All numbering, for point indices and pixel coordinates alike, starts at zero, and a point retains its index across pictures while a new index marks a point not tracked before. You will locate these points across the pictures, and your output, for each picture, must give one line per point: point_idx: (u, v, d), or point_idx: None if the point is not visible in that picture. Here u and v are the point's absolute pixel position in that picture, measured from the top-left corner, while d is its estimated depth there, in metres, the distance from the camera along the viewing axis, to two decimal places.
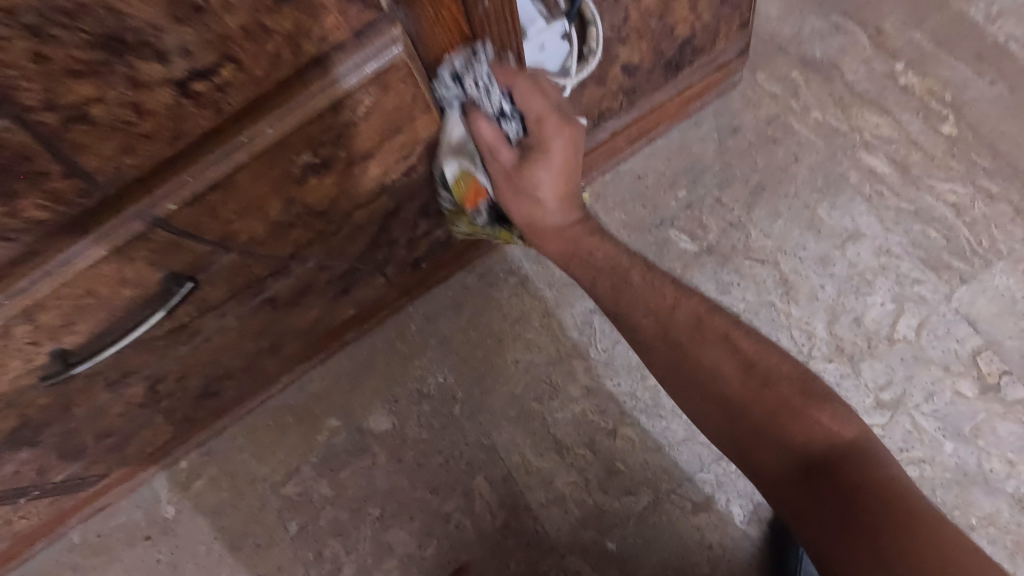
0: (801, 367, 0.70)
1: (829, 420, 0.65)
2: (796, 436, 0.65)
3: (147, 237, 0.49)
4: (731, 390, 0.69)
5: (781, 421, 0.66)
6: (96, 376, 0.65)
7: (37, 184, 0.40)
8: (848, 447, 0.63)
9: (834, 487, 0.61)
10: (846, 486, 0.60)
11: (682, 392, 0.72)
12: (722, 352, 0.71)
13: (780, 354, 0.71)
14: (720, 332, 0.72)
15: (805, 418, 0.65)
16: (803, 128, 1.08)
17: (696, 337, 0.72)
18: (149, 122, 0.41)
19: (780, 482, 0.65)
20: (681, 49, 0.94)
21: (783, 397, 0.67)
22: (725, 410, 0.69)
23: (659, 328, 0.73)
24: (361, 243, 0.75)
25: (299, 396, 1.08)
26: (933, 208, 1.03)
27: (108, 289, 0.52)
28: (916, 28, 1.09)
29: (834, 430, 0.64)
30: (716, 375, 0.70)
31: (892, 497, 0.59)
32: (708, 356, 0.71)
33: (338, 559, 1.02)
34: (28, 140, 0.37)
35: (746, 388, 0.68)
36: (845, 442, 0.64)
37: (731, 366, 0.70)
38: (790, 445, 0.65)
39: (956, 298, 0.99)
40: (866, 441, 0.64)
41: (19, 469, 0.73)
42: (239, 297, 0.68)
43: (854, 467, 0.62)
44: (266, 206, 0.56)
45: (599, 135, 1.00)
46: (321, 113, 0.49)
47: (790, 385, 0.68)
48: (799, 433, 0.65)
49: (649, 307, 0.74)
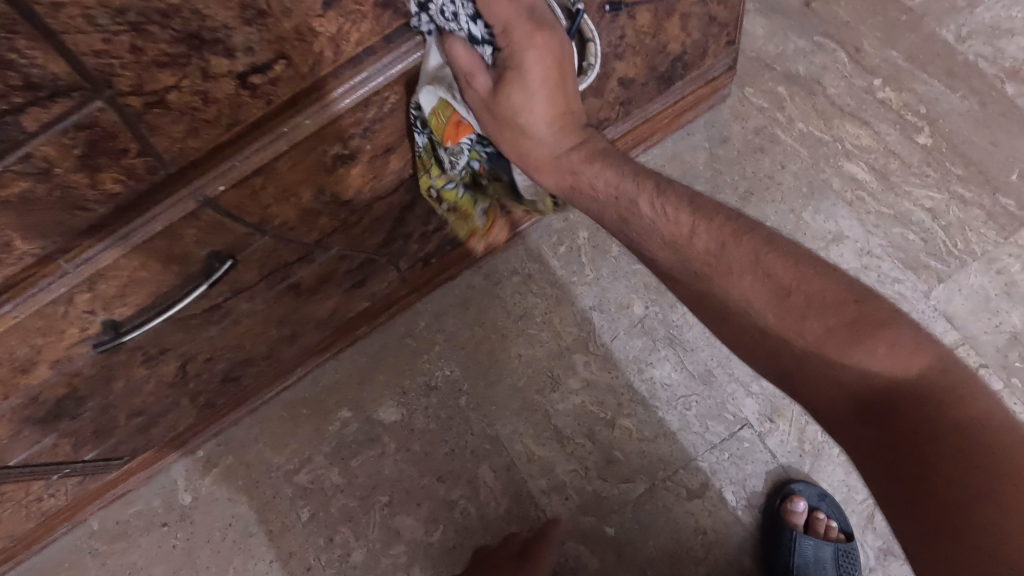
0: (845, 277, 0.56)
1: (890, 349, 0.52)
2: (848, 374, 0.53)
3: (197, 216, 0.56)
4: (767, 323, 0.56)
5: (825, 360, 0.54)
6: (136, 351, 0.71)
7: (116, 160, 0.47)
8: (916, 379, 0.51)
9: (888, 429, 0.52)
10: (910, 432, 0.51)
11: (714, 322, 0.62)
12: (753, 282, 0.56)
13: (819, 261, 0.57)
14: (750, 252, 0.57)
15: (860, 353, 0.52)
16: (789, 138, 1.16)
17: (721, 267, 0.58)
18: (212, 109, 0.48)
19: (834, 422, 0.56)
20: (673, 64, 1.02)
21: (831, 328, 0.53)
22: (764, 351, 0.58)
23: (678, 257, 0.60)
24: (378, 235, 0.82)
25: (312, 389, 1.14)
26: (911, 212, 1.10)
27: (158, 263, 0.59)
28: (892, 47, 1.18)
29: (896, 366, 0.51)
30: (746, 312, 0.58)
31: (969, 444, 0.49)
32: (737, 284, 0.57)
33: (348, 544, 1.07)
34: (115, 119, 0.44)
35: (784, 322, 0.55)
36: (909, 383, 0.51)
37: (766, 295, 0.56)
38: (843, 383, 0.54)
39: (934, 296, 1.06)
40: (941, 370, 0.51)
41: (57, 442, 0.78)
42: (267, 280, 0.74)
43: (925, 407, 0.50)
44: (299, 192, 0.62)
45: None
46: (353, 107, 0.56)
47: (842, 309, 0.54)
48: (853, 374, 0.53)
49: (664, 240, 0.61)
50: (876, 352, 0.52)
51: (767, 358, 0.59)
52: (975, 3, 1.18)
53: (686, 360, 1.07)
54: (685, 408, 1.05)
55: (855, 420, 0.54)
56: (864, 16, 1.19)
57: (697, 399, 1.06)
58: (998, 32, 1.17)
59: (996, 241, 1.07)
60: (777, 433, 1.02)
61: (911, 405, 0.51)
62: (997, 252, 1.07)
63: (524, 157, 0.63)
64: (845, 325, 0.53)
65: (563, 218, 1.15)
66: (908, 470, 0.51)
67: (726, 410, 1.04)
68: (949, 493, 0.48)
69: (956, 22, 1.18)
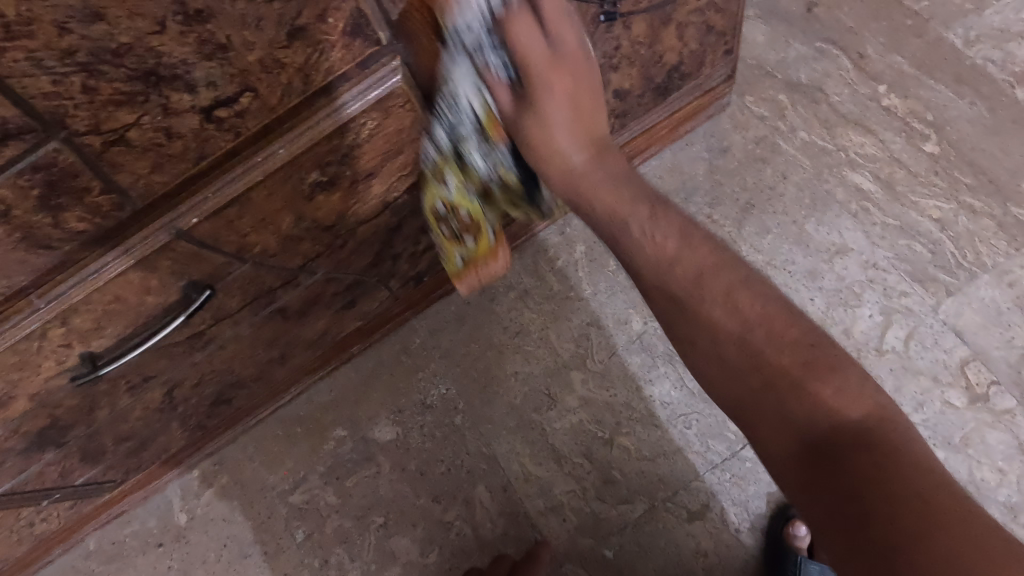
0: (809, 320, 0.56)
1: (840, 391, 0.51)
2: (805, 410, 0.51)
3: (171, 248, 0.55)
4: (730, 355, 0.55)
5: (781, 395, 0.52)
6: (119, 380, 0.70)
7: (79, 199, 0.46)
8: (864, 424, 0.50)
9: (843, 478, 0.47)
10: (862, 479, 0.46)
11: (675, 345, 0.60)
12: (719, 311, 0.55)
13: (783, 300, 0.56)
14: (722, 283, 0.56)
15: (812, 390, 0.51)
16: (790, 148, 1.13)
17: (697, 292, 0.56)
18: (177, 144, 0.47)
19: (784, 462, 0.52)
20: (669, 75, 0.99)
21: (794, 362, 0.53)
22: (716, 384, 0.56)
23: (659, 279, 0.58)
24: (366, 257, 0.80)
25: (307, 407, 1.13)
26: (918, 223, 1.06)
27: (134, 296, 0.58)
28: (897, 53, 1.15)
29: (844, 408, 0.50)
30: (713, 335, 0.55)
31: (913, 477, 0.46)
32: (703, 314, 0.56)
33: (343, 565, 1.05)
34: (74, 158, 0.43)
35: (758, 349, 0.54)
36: (854, 424, 0.50)
37: (732, 327, 0.55)
38: (794, 424, 0.51)
39: (943, 310, 1.02)
40: (882, 419, 0.50)
41: (44, 470, 0.78)
42: (252, 306, 0.73)
43: (873, 453, 0.47)
44: (278, 220, 0.61)
45: None
46: (329, 134, 0.55)
47: (799, 348, 0.53)
48: (803, 410, 0.51)
49: (650, 256, 0.58)
50: (831, 392, 0.51)
51: (720, 392, 0.57)
52: (983, 5, 1.15)
53: (685, 377, 1.05)
54: (685, 426, 1.03)
55: (801, 461, 0.51)
56: (868, 20, 1.16)
57: (697, 417, 1.03)
58: (1007, 36, 1.14)
59: (1007, 252, 1.04)
60: None
61: (857, 443, 0.48)
62: (1009, 264, 1.03)
63: (538, 153, 0.59)
64: (798, 365, 0.52)
65: (560, 232, 1.13)
66: (874, 539, 0.44)
67: (727, 428, 1.02)
68: (918, 553, 0.42)
69: (963, 26, 1.14)
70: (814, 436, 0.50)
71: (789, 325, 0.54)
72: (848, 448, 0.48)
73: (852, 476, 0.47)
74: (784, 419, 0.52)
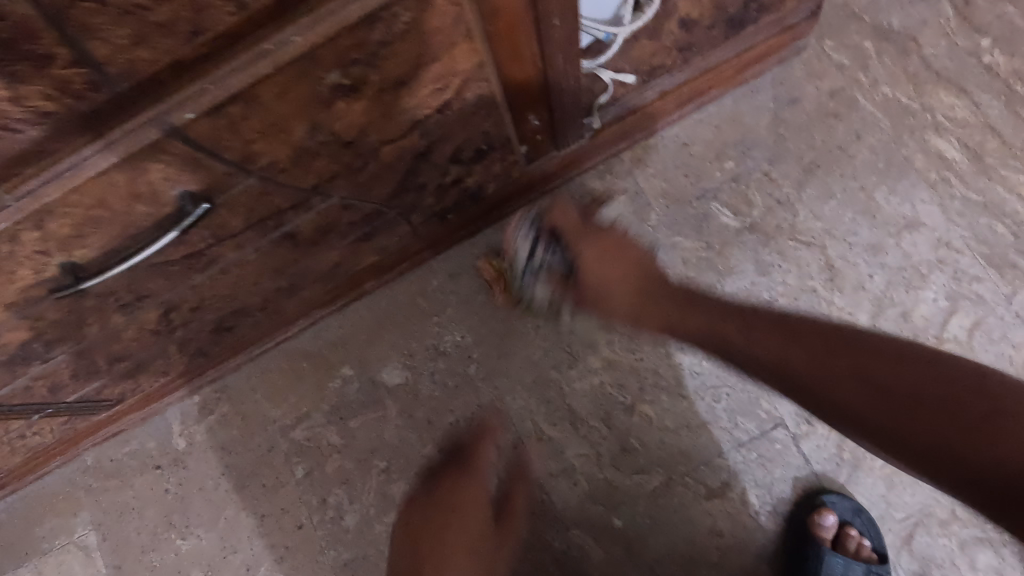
0: (855, 327, 0.72)
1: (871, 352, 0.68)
2: (888, 376, 0.65)
3: (161, 148, 0.46)
4: (794, 360, 0.70)
5: (836, 372, 0.68)
6: (109, 297, 0.63)
7: (41, 69, 0.38)
8: (910, 390, 0.64)
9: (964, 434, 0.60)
10: (982, 442, 0.58)
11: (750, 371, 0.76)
12: (764, 322, 0.76)
13: (833, 323, 0.73)
14: (767, 316, 0.76)
15: (883, 362, 0.66)
16: (869, 105, 1.00)
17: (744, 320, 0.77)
18: (165, 10, 0.38)
19: (922, 457, 0.62)
20: (747, 6, 0.86)
21: (825, 342, 0.70)
22: (774, 372, 0.72)
23: (721, 313, 0.81)
24: (387, 185, 0.71)
25: (314, 342, 1.07)
26: (1004, 201, 0.95)
27: (119, 202, 0.50)
28: (1010, 2, 0.99)
29: (886, 373, 0.65)
30: (765, 345, 0.74)
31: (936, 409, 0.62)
32: (760, 339, 0.74)
33: (342, 507, 1.02)
34: (31, 14, 0.35)
35: (797, 348, 0.71)
36: (924, 393, 0.63)
37: (783, 335, 0.72)
38: (883, 391, 0.65)
39: (1017, 301, 0.92)
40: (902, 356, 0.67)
41: (32, 384, 0.73)
42: (257, 229, 0.65)
43: (911, 404, 0.63)
44: (289, 128, 0.52)
45: (647, 94, 0.95)
46: (354, 23, 0.45)
47: (835, 334, 0.71)
48: (888, 378, 0.65)
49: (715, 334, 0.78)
50: (885, 371, 0.66)
51: (789, 381, 0.71)
52: None
53: None
54: (715, 401, 0.96)
55: (945, 446, 0.61)
56: None
57: (729, 392, 0.96)
58: None
59: None
60: (814, 437, 0.92)
61: (985, 416, 0.60)
62: None
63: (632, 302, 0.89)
64: (830, 340, 0.70)
65: (600, 178, 1.03)
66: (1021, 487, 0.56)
67: (760, 406, 0.95)
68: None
69: None
70: (881, 409, 0.64)
71: (885, 336, 0.69)
72: (957, 410, 0.61)
73: (988, 452, 0.58)
74: (831, 393, 0.68)
